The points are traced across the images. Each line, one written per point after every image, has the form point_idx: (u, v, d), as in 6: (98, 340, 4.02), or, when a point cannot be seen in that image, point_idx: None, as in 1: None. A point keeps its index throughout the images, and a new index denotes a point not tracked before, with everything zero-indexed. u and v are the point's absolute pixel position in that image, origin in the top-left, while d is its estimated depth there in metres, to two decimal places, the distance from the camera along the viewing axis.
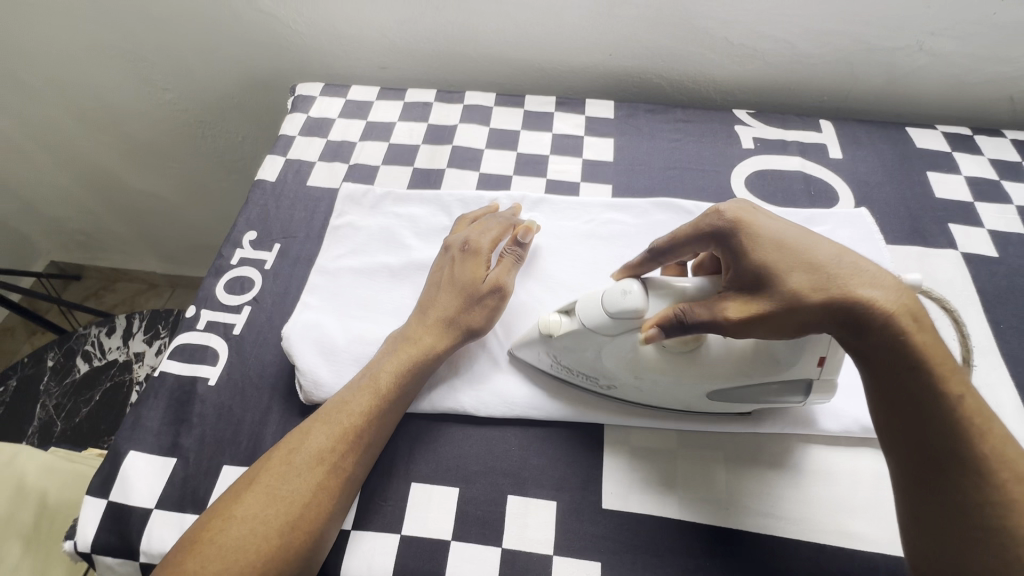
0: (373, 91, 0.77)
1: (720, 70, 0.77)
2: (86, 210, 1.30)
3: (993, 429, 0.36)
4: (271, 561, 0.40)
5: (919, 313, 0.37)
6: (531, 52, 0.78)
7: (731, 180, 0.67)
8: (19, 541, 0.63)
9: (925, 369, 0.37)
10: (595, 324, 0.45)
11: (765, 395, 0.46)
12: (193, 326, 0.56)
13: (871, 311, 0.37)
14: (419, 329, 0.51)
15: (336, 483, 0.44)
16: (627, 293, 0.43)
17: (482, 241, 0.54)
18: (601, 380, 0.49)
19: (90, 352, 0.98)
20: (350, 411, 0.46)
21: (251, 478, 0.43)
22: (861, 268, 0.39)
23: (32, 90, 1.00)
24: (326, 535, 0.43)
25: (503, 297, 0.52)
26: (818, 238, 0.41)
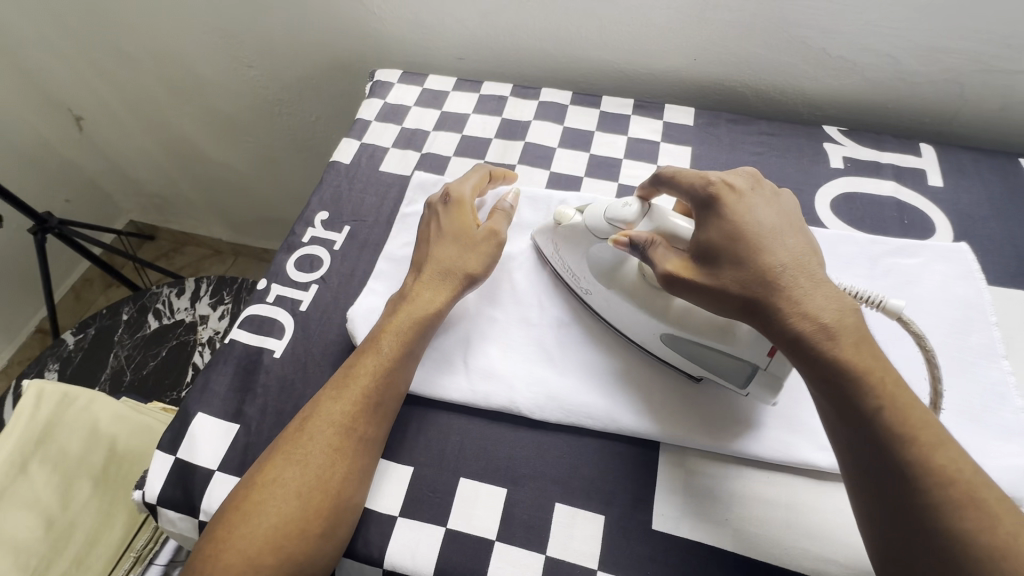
0: (450, 81, 0.77)
1: (812, 82, 0.73)
2: (166, 175, 1.38)
3: (922, 439, 0.36)
4: (299, 518, 0.42)
5: (844, 324, 0.39)
6: (613, 52, 0.77)
7: (815, 201, 0.63)
8: (89, 481, 0.68)
9: (841, 370, 0.38)
10: (593, 225, 0.50)
11: (716, 365, 0.47)
12: (263, 298, 0.59)
13: (784, 311, 0.40)
14: (417, 286, 0.52)
15: (351, 442, 0.45)
16: (627, 206, 0.48)
17: (463, 191, 0.57)
18: (581, 284, 0.53)
19: (160, 310, 1.04)
20: (358, 370, 0.47)
21: (272, 450, 0.45)
22: (793, 273, 0.41)
23: (131, 60, 1.07)
24: (355, 492, 0.44)
25: (499, 244, 0.55)
26: (774, 237, 0.43)
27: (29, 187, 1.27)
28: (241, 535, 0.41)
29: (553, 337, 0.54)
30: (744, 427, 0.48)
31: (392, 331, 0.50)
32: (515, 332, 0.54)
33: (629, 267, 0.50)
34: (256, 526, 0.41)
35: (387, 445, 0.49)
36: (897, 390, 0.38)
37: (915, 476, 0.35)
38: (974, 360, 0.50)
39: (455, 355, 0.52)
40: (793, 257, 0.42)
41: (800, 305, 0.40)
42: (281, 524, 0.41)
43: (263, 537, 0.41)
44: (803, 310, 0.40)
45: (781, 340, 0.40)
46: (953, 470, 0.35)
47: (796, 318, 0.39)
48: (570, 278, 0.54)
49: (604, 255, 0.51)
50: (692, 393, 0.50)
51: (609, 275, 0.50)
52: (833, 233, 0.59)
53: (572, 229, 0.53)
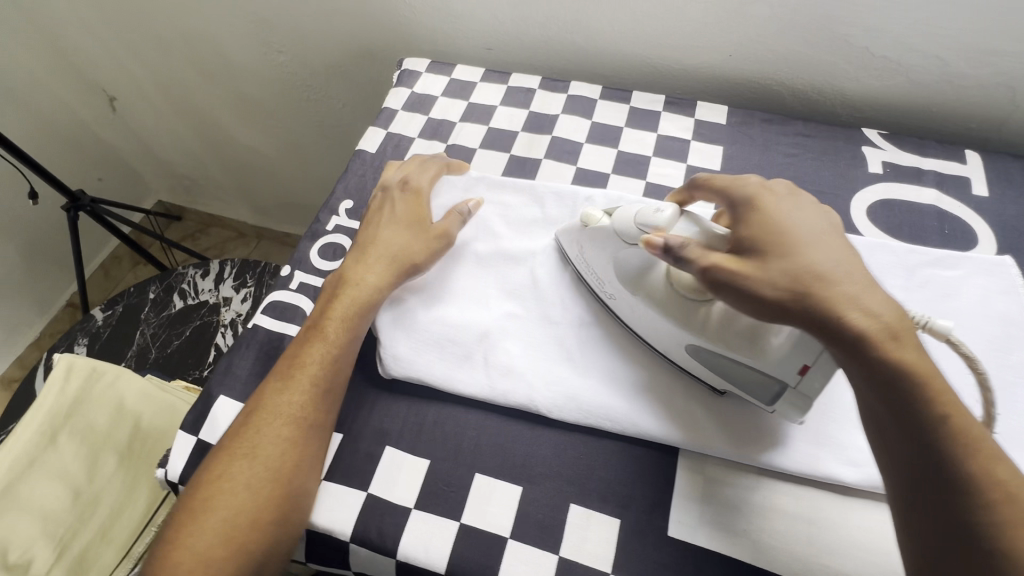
0: (478, 72, 0.77)
1: (852, 83, 0.70)
2: (195, 157, 1.40)
3: (982, 453, 0.34)
4: (251, 508, 0.44)
5: (904, 330, 0.37)
6: (645, 46, 0.75)
7: (851, 207, 0.61)
8: (115, 454, 0.70)
9: (901, 377, 0.36)
10: (621, 230, 0.48)
11: (739, 379, 0.46)
12: (286, 285, 0.59)
13: (848, 313, 0.37)
14: (361, 271, 0.54)
15: (301, 430, 0.47)
16: (659, 211, 0.45)
17: (421, 181, 0.60)
18: (606, 289, 0.52)
19: (185, 290, 1.06)
20: (304, 360, 0.50)
21: (226, 446, 0.47)
22: (849, 275, 0.38)
23: (164, 43, 1.09)
24: (307, 481, 0.46)
25: (449, 241, 0.58)
26: (821, 241, 0.40)
27: (59, 161, 1.31)
28: (197, 527, 0.43)
29: (574, 336, 0.53)
30: (769, 436, 0.47)
31: (336, 317, 0.52)
32: (536, 329, 0.54)
33: (657, 276, 0.48)
34: (209, 520, 0.43)
35: (405, 436, 0.49)
36: (954, 401, 0.36)
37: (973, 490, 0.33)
38: (1015, 380, 0.48)
39: (475, 349, 0.52)
40: (845, 259, 0.39)
41: (864, 308, 0.37)
42: (232, 517, 0.43)
43: (217, 531, 0.43)
44: (868, 313, 0.37)
45: (838, 346, 0.37)
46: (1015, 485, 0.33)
47: (860, 322, 0.36)
48: (596, 282, 0.53)
49: (632, 260, 0.49)
50: (715, 398, 0.49)
51: (635, 281, 0.49)
52: (869, 240, 0.57)
53: (599, 232, 0.51)
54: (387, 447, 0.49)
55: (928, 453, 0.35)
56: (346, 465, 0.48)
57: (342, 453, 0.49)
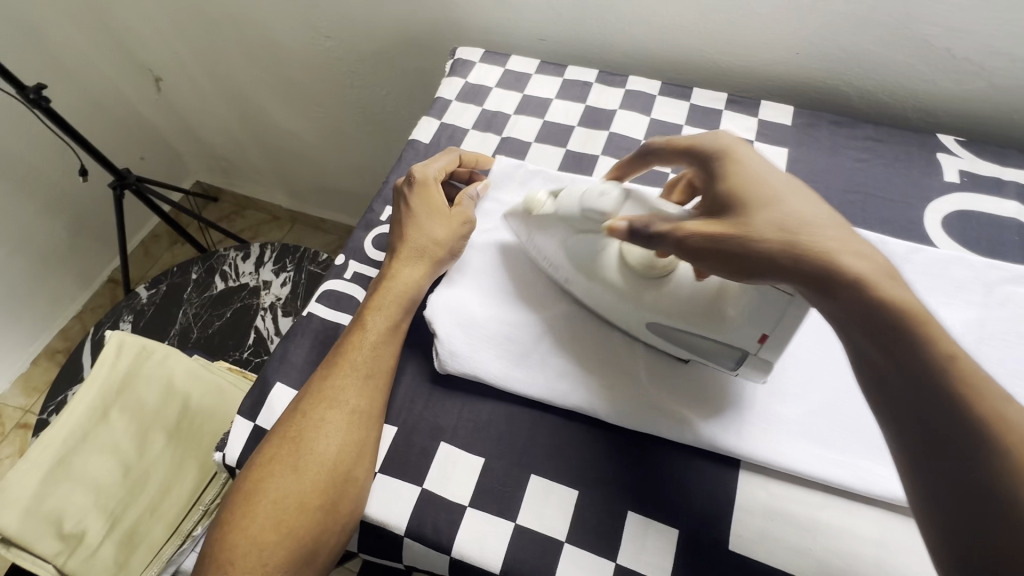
0: (532, 63, 0.75)
1: (928, 86, 0.67)
2: (236, 139, 1.41)
3: (988, 395, 0.31)
4: (298, 492, 0.44)
5: (895, 272, 0.36)
6: (707, 42, 0.72)
7: (924, 218, 0.59)
8: (164, 432, 0.71)
9: (894, 319, 0.34)
10: (568, 216, 0.51)
11: (697, 348, 0.48)
12: (341, 274, 0.59)
13: (843, 258, 0.36)
14: (395, 265, 0.54)
15: (344, 415, 0.47)
16: (604, 195, 0.48)
17: (428, 173, 0.58)
18: (558, 273, 0.53)
19: (226, 272, 1.07)
20: (347, 347, 0.50)
21: (275, 433, 0.47)
22: (831, 225, 0.39)
23: (212, 26, 1.09)
24: (354, 467, 0.45)
25: (471, 224, 0.57)
26: (794, 193, 0.41)
27: (104, 138, 1.34)
28: (248, 511, 0.43)
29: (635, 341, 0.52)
30: (837, 453, 0.45)
31: (376, 307, 0.52)
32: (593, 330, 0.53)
33: (607, 259, 0.50)
34: (259, 502, 0.43)
35: (459, 432, 0.49)
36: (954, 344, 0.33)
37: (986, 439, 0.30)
38: None
39: (531, 349, 0.51)
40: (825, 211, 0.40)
41: (852, 253, 0.37)
42: (281, 501, 0.43)
43: (267, 513, 0.43)
44: (856, 255, 0.36)
45: (833, 294, 0.36)
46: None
47: (857, 265, 0.36)
48: (551, 270, 0.54)
49: (580, 246, 0.51)
50: (782, 411, 0.47)
51: (588, 266, 0.50)
52: (945, 253, 0.54)
53: (547, 215, 0.52)
54: (442, 443, 0.49)
55: (931, 403, 0.31)
56: (401, 459, 0.48)
57: (397, 446, 0.49)
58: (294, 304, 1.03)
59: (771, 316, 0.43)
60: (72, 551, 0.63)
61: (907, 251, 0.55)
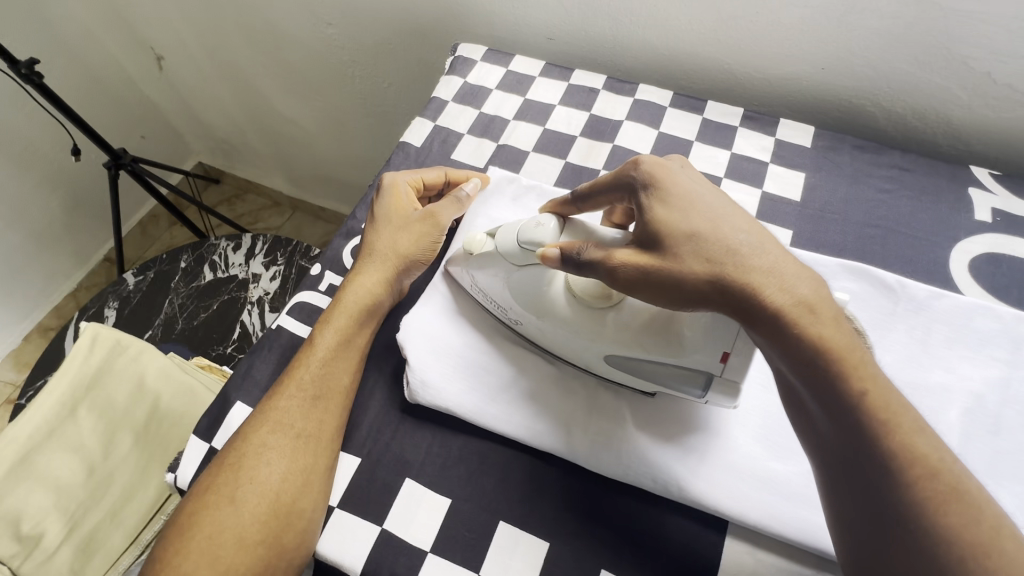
0: (537, 65, 0.70)
1: (964, 113, 0.61)
2: (237, 123, 1.38)
3: (898, 428, 0.31)
4: (236, 526, 0.40)
5: (822, 301, 0.34)
6: (726, 51, 0.67)
7: (950, 260, 0.54)
8: (131, 433, 0.69)
9: (815, 357, 0.33)
10: (506, 251, 0.46)
11: (663, 379, 0.43)
12: (315, 285, 0.56)
13: (764, 288, 0.34)
14: (353, 275, 0.51)
15: (288, 440, 0.43)
16: (541, 225, 0.44)
17: (398, 177, 0.55)
18: (510, 315, 0.49)
19: (216, 262, 1.04)
20: (293, 366, 0.47)
21: (216, 463, 0.44)
22: (760, 247, 0.36)
23: (212, 7, 1.05)
24: (300, 499, 0.42)
25: (440, 228, 0.53)
26: (722, 212, 0.38)
27: (102, 116, 1.31)
28: (182, 549, 0.40)
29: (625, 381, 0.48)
30: None
31: (328, 322, 0.48)
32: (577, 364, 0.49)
33: (556, 292, 0.46)
34: (194, 539, 0.40)
35: (426, 468, 0.45)
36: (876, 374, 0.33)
37: (897, 472, 0.30)
38: None
39: (509, 383, 0.48)
40: (754, 231, 0.37)
41: (778, 285, 0.34)
42: (217, 537, 0.40)
43: (201, 551, 0.40)
44: (782, 289, 0.34)
45: (757, 327, 0.35)
46: (936, 459, 0.30)
47: (777, 298, 0.34)
48: (499, 311, 0.49)
49: (526, 282, 0.46)
50: (778, 469, 0.43)
51: (535, 302, 0.46)
52: (970, 301, 0.49)
53: (485, 255, 0.48)
54: (407, 479, 0.45)
55: (847, 438, 0.32)
56: (362, 495, 0.45)
57: (359, 480, 0.45)
58: (282, 300, 0.99)
59: (729, 329, 0.39)
60: (28, 554, 0.61)
61: (928, 297, 0.50)
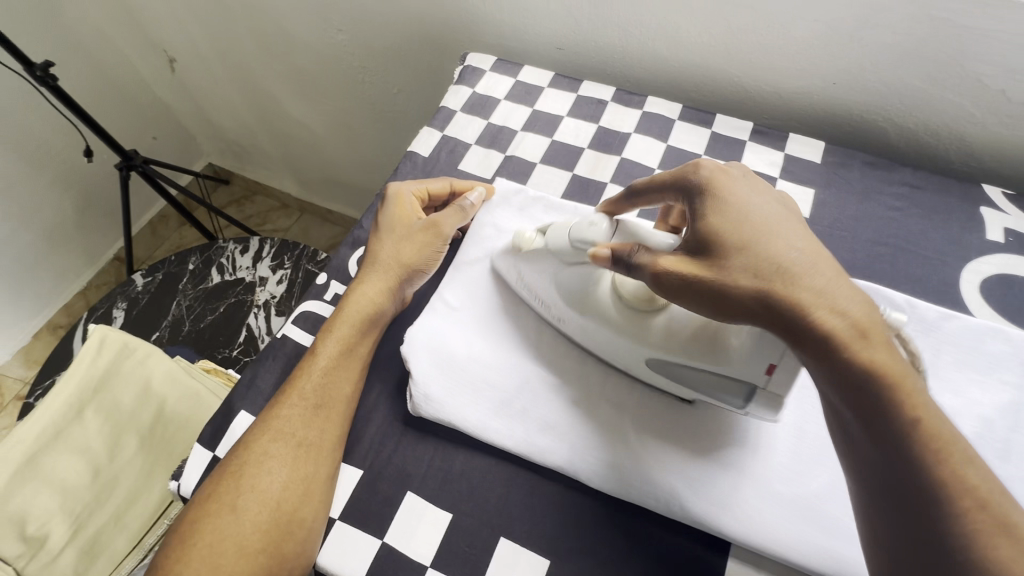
0: (545, 76, 0.70)
1: (977, 131, 0.60)
2: (247, 126, 1.39)
3: (947, 458, 0.30)
4: (236, 534, 0.40)
5: (872, 326, 0.33)
6: (735, 64, 0.67)
7: (959, 280, 0.53)
8: (137, 437, 0.69)
9: (860, 379, 0.32)
10: (556, 249, 0.47)
11: (705, 385, 0.43)
12: (321, 295, 0.56)
13: (814, 305, 0.33)
14: (356, 285, 0.51)
15: (289, 449, 0.43)
16: (594, 224, 0.44)
17: (403, 188, 0.55)
18: (551, 311, 0.49)
19: (223, 265, 1.05)
20: (295, 375, 0.47)
21: (216, 472, 0.44)
22: (814, 265, 0.35)
23: (225, 11, 1.06)
24: (300, 508, 0.42)
25: (443, 237, 0.53)
26: (780, 226, 0.37)
27: (114, 117, 1.33)
28: (182, 556, 0.40)
29: (631, 397, 0.47)
30: (842, 545, 0.40)
31: (330, 332, 0.49)
32: (579, 377, 0.48)
33: (603, 290, 0.46)
34: (194, 547, 0.40)
35: (427, 481, 0.45)
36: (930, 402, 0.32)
37: (946, 501, 0.29)
38: None
39: (513, 397, 0.47)
40: (808, 249, 0.36)
41: (828, 304, 0.33)
42: (216, 546, 0.40)
43: (201, 559, 0.40)
44: (833, 309, 0.33)
45: (804, 346, 0.34)
46: (985, 490, 0.29)
47: (828, 317, 0.33)
48: (542, 307, 0.49)
49: (573, 279, 0.47)
50: (782, 490, 0.42)
51: (580, 299, 0.47)
52: (981, 323, 0.49)
53: (535, 252, 0.49)
54: (408, 492, 0.45)
55: (891, 464, 0.31)
56: (362, 507, 0.45)
57: (360, 492, 0.45)
58: (288, 303, 1.00)
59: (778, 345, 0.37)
60: (33, 555, 0.62)
61: (938, 318, 0.49)
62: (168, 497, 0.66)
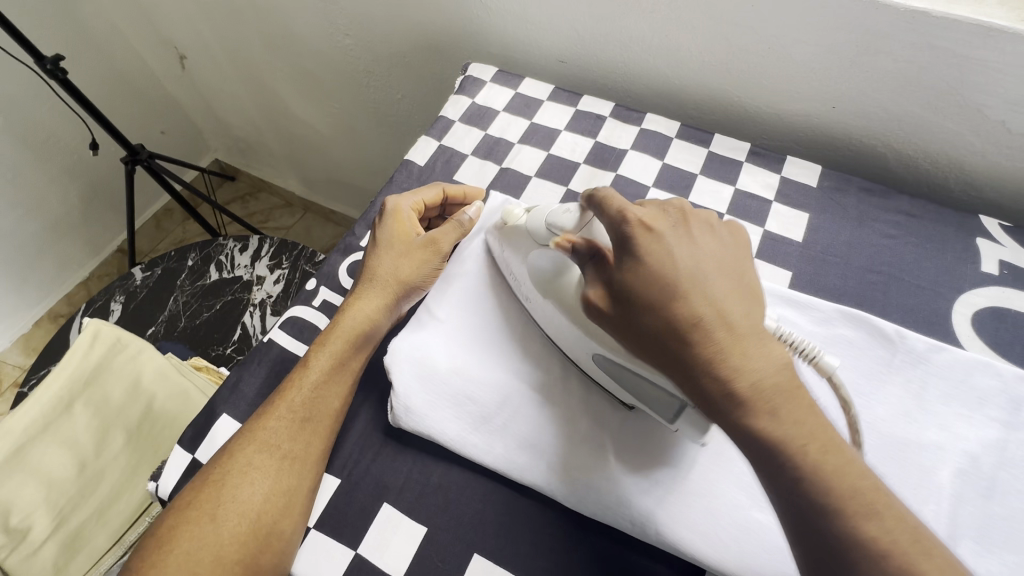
0: (546, 89, 0.71)
1: (977, 161, 0.60)
2: (254, 124, 1.40)
3: (847, 512, 0.32)
4: (215, 544, 0.40)
5: (767, 387, 0.35)
6: (736, 84, 0.67)
7: (951, 312, 0.52)
8: (124, 433, 0.70)
9: (762, 441, 0.35)
10: (533, 229, 0.49)
11: (642, 395, 0.43)
12: (309, 301, 0.56)
13: (705, 373, 0.36)
14: (352, 300, 0.51)
15: (274, 462, 0.43)
16: (567, 211, 0.46)
17: (401, 203, 0.55)
18: (522, 289, 0.51)
19: (222, 263, 1.05)
20: (286, 387, 0.46)
21: (198, 480, 0.43)
22: (712, 325, 0.37)
23: (234, 11, 1.07)
24: (280, 520, 0.42)
25: (440, 255, 0.54)
26: (704, 276, 0.38)
27: (122, 111, 1.34)
28: (157, 564, 0.40)
29: (613, 417, 0.47)
30: None
31: (323, 345, 0.48)
32: (560, 394, 0.48)
33: (568, 281, 0.46)
34: (171, 553, 0.40)
35: (404, 494, 0.45)
36: (839, 453, 0.34)
37: (849, 553, 0.32)
38: None
39: (493, 413, 0.47)
40: (713, 308, 0.37)
41: (721, 369, 0.36)
42: (194, 555, 0.40)
43: (178, 566, 0.39)
44: (727, 374, 0.36)
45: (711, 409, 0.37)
46: (885, 540, 0.31)
47: (716, 384, 0.36)
48: (514, 283, 0.51)
49: (545, 264, 0.48)
50: (760, 520, 0.41)
51: (546, 283, 0.47)
52: (971, 356, 0.48)
53: (516, 229, 0.51)
54: (385, 504, 0.45)
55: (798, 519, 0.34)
56: (338, 517, 0.44)
57: (337, 501, 0.45)
58: (283, 304, 1.00)
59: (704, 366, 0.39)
60: (14, 546, 0.62)
61: (927, 349, 0.48)
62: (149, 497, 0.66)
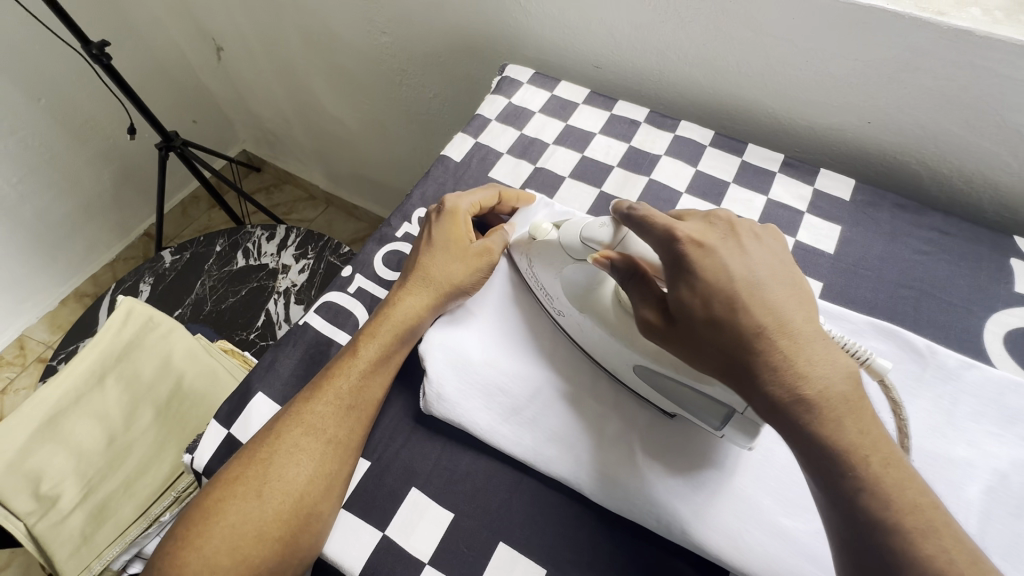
0: (582, 92, 0.72)
1: (1013, 182, 0.60)
2: (285, 117, 1.43)
3: (906, 528, 0.33)
4: (258, 519, 0.41)
5: (834, 394, 0.36)
6: (772, 95, 0.67)
7: (983, 330, 0.52)
8: (152, 409, 0.72)
9: (825, 450, 0.35)
10: (567, 244, 0.48)
11: (684, 402, 0.44)
12: (344, 287, 0.57)
13: (768, 380, 0.36)
14: (402, 294, 0.52)
15: (320, 445, 0.44)
16: (603, 226, 0.46)
17: (460, 203, 0.55)
18: (554, 305, 0.51)
19: (249, 250, 1.07)
20: (333, 372, 0.47)
21: (245, 455, 0.44)
22: (778, 334, 0.37)
23: (274, 6, 1.09)
24: (321, 501, 0.43)
25: (491, 263, 0.54)
26: (764, 284, 0.39)
27: (157, 97, 1.37)
28: (204, 533, 0.41)
29: (642, 418, 0.47)
30: None
31: (371, 336, 0.49)
32: (589, 391, 0.49)
33: (605, 293, 0.48)
34: (215, 523, 0.41)
35: (432, 480, 0.46)
36: (898, 467, 0.35)
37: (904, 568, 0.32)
38: None
39: (524, 405, 0.48)
40: (778, 317, 0.38)
41: (785, 378, 0.36)
42: (238, 526, 0.41)
43: (222, 536, 0.41)
44: (787, 383, 0.36)
45: (775, 417, 0.37)
46: (941, 561, 0.32)
47: (779, 391, 0.36)
48: (545, 300, 0.52)
49: (579, 277, 0.48)
50: (788, 526, 0.41)
51: (581, 298, 0.49)
52: (1005, 376, 0.48)
53: (546, 244, 0.50)
54: (413, 489, 0.46)
55: (855, 533, 0.34)
56: (367, 499, 0.45)
57: (366, 484, 0.46)
58: (308, 293, 1.01)
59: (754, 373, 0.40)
60: (43, 513, 0.63)
61: (958, 365, 0.48)
62: (179, 471, 0.68)
